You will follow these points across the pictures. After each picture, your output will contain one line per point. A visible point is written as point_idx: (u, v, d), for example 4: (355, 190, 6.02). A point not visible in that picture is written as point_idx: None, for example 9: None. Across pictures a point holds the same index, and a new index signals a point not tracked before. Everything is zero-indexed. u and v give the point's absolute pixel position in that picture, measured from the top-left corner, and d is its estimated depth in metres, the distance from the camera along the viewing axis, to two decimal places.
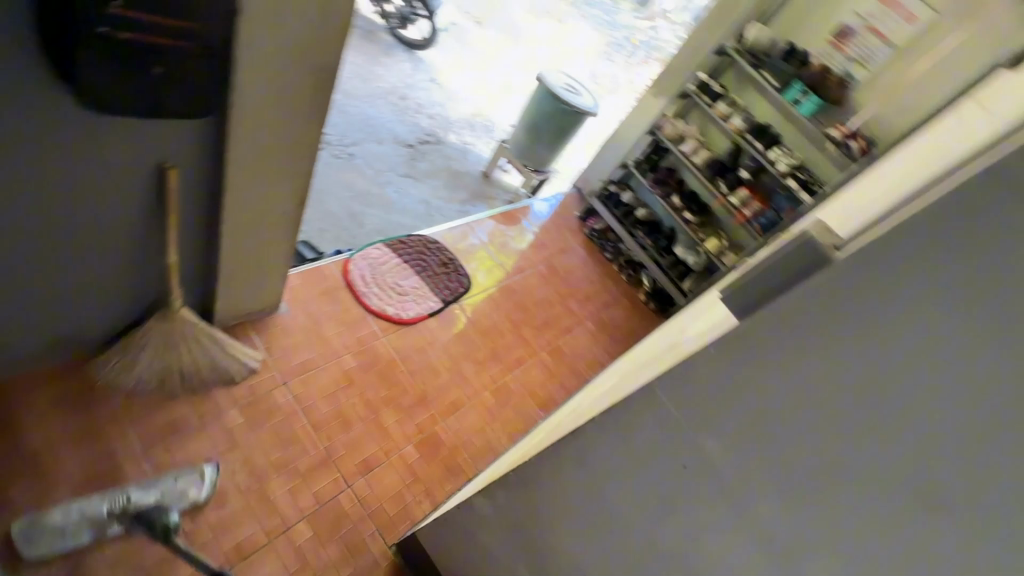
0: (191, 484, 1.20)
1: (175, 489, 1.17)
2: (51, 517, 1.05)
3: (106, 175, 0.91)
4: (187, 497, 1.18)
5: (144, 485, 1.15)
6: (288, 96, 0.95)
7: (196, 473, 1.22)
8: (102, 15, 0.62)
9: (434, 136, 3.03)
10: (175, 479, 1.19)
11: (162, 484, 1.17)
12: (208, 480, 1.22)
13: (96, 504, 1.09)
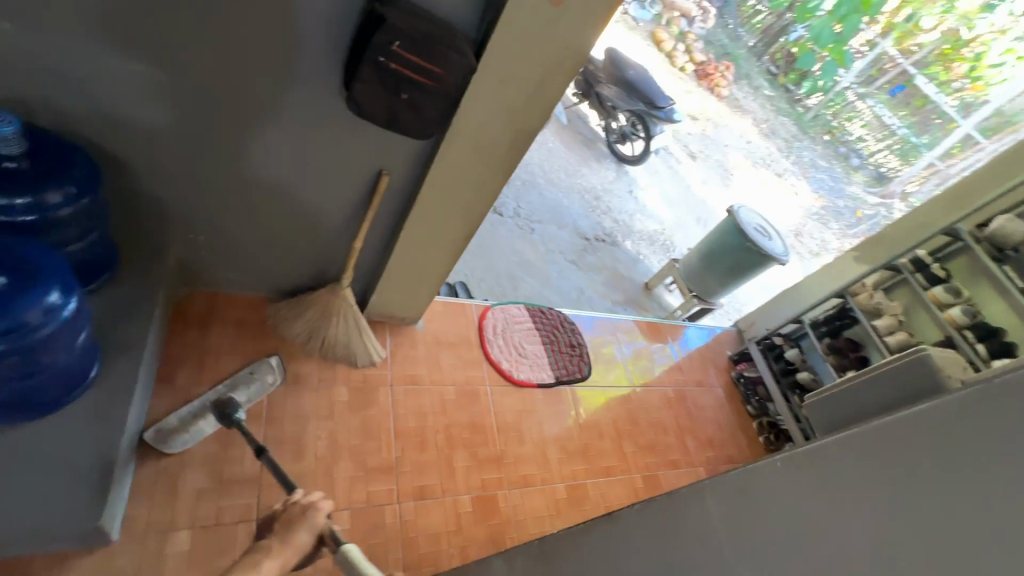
0: (265, 371, 1.41)
1: (254, 377, 1.38)
2: (170, 425, 1.22)
3: (344, 167, 1.19)
4: (267, 383, 1.40)
5: (230, 383, 1.35)
6: (488, 145, 1.14)
7: (268, 365, 1.42)
8: (385, 50, 0.87)
9: (611, 236, 3.19)
10: (250, 372, 1.39)
11: (246, 379, 1.37)
12: (277, 366, 1.43)
13: (197, 404, 1.27)
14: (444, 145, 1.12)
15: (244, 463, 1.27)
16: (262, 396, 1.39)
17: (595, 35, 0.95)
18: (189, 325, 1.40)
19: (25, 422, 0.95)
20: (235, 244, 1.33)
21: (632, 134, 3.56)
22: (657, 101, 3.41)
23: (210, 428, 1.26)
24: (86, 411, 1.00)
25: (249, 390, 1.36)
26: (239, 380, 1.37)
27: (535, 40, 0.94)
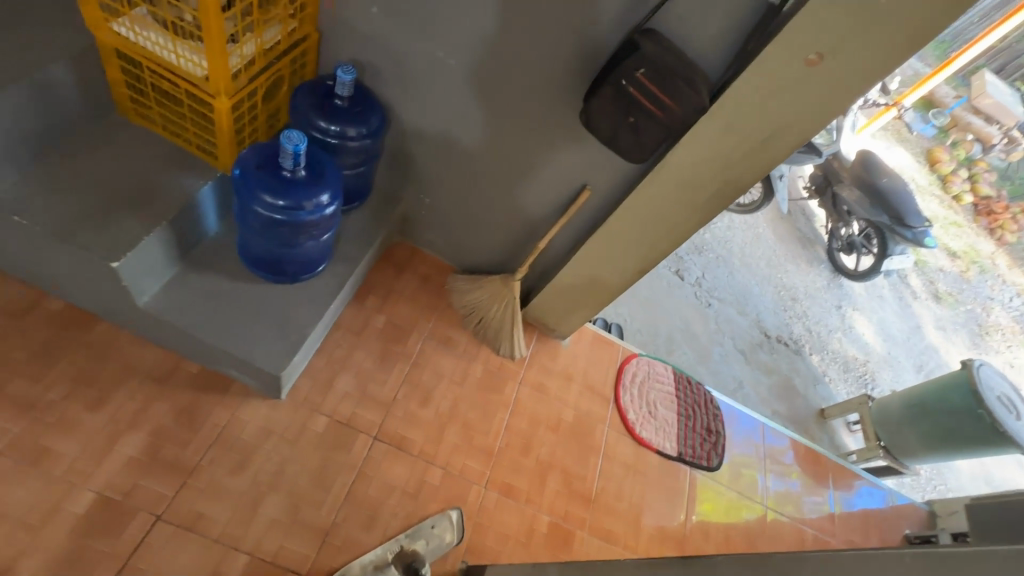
0: (444, 529, 1.37)
1: (434, 533, 1.35)
2: (356, 572, 1.23)
3: (555, 172, 1.32)
4: (445, 543, 1.36)
5: (412, 535, 1.32)
6: (693, 187, 1.16)
7: (446, 520, 1.38)
8: (631, 76, 0.97)
9: (796, 343, 2.83)
10: (433, 525, 1.35)
11: (426, 534, 1.34)
12: (455, 526, 1.38)
13: (379, 553, 1.27)
14: (650, 174, 1.18)
15: (384, 388, 1.48)
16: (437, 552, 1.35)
17: (846, 100, 0.91)
18: (389, 265, 1.68)
19: (271, 283, 1.26)
20: (447, 213, 1.57)
21: (862, 247, 3.17)
22: (907, 219, 2.93)
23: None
24: (306, 292, 1.29)
25: (426, 549, 1.32)
26: (420, 532, 1.33)
27: (777, 93, 0.94)
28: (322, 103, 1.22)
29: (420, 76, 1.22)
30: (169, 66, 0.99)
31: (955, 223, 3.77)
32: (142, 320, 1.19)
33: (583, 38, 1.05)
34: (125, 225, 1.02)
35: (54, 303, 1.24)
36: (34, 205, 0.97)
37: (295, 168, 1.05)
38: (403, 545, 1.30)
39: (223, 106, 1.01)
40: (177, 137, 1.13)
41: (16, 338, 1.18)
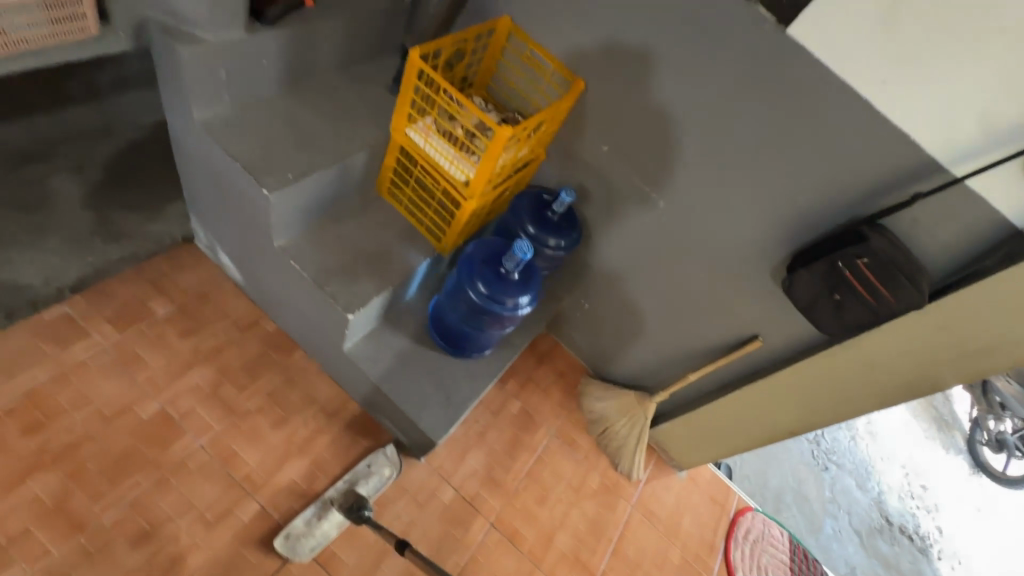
0: (382, 464, 1.32)
1: (372, 471, 1.30)
2: (298, 525, 1.20)
3: (729, 316, 1.36)
4: (385, 477, 1.30)
5: (350, 479, 1.29)
6: (881, 370, 1.14)
7: (381, 455, 1.33)
8: (849, 259, 1.01)
9: (923, 541, 2.49)
10: (368, 465, 1.31)
11: (363, 473, 1.30)
12: (393, 459, 1.33)
13: (318, 503, 1.24)
14: (834, 344, 1.18)
15: (507, 475, 1.52)
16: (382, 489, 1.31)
17: None
18: (531, 354, 1.77)
19: (447, 354, 1.39)
20: (602, 322, 1.64)
21: None
22: None
23: (333, 531, 1.22)
24: (471, 369, 1.40)
25: (363, 488, 1.27)
26: (357, 474, 1.30)
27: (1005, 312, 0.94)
28: (537, 211, 1.36)
29: (625, 208, 1.35)
30: (440, 168, 1.20)
31: None
32: (335, 360, 1.35)
33: (802, 213, 1.11)
34: (363, 285, 1.20)
35: (269, 325, 1.45)
36: (306, 255, 1.19)
37: (513, 270, 1.17)
38: (341, 490, 1.26)
39: (468, 208, 1.19)
40: (415, 218, 1.33)
41: (236, 348, 1.38)
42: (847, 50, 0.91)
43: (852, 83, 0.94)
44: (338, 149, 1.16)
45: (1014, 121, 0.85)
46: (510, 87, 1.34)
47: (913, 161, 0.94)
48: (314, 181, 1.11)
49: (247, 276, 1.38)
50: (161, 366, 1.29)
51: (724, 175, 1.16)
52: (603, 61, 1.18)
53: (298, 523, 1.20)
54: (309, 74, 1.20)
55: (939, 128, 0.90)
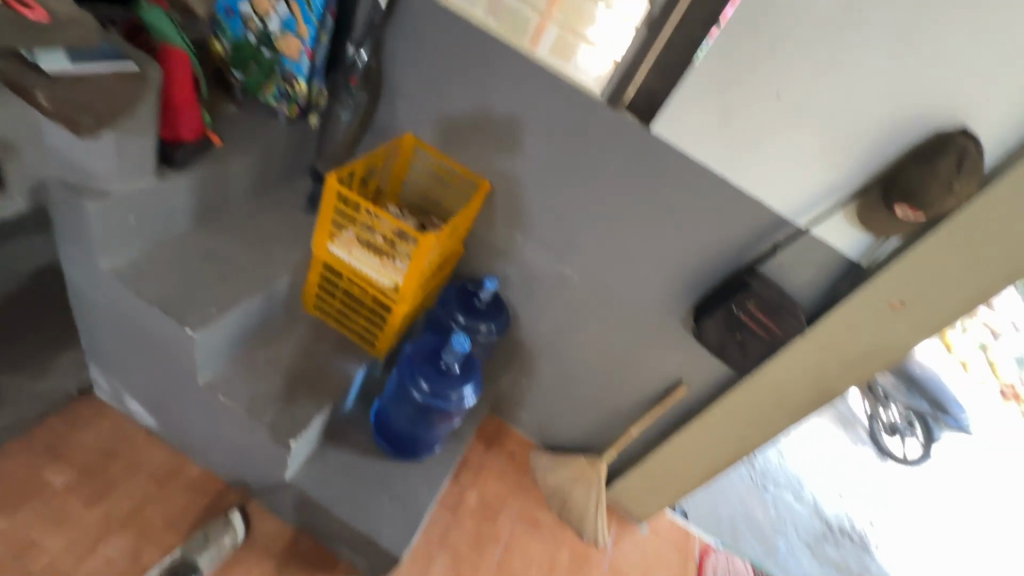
0: (222, 531, 1.21)
1: (208, 540, 1.18)
2: None
3: (655, 368, 1.49)
4: (223, 546, 1.20)
5: (181, 551, 1.16)
6: (788, 392, 1.30)
7: (221, 521, 1.22)
8: (741, 303, 1.19)
9: (860, 537, 2.70)
10: (205, 533, 1.20)
11: (198, 543, 1.18)
12: (234, 524, 1.23)
13: None
14: (745, 379, 1.34)
15: (477, 574, 1.46)
16: (217, 559, 1.20)
17: (927, 335, 1.10)
18: (480, 439, 1.76)
19: (396, 460, 1.36)
20: (542, 394, 1.70)
21: (906, 432, 3.18)
22: (948, 407, 3.04)
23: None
24: (425, 470, 1.37)
25: (201, 560, 1.16)
26: (190, 544, 1.17)
27: (866, 328, 1.14)
28: (465, 302, 1.43)
29: (544, 286, 1.47)
30: (365, 278, 1.24)
31: None
32: (278, 492, 1.26)
33: (694, 270, 1.29)
34: (302, 407, 1.17)
35: (194, 469, 1.32)
36: (236, 387, 1.14)
37: (452, 363, 1.21)
38: (165, 564, 1.13)
39: (402, 310, 1.22)
40: (345, 328, 1.33)
41: (157, 505, 1.24)
42: (697, 140, 1.12)
43: (706, 164, 1.14)
44: (262, 274, 1.16)
45: (832, 183, 1.07)
46: (422, 192, 1.44)
47: (767, 219, 1.16)
48: (242, 310, 1.10)
49: (165, 419, 1.27)
50: (64, 545, 1.14)
51: (624, 247, 1.32)
52: (502, 164, 1.33)
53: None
54: (222, 206, 1.21)
55: (779, 192, 1.12)
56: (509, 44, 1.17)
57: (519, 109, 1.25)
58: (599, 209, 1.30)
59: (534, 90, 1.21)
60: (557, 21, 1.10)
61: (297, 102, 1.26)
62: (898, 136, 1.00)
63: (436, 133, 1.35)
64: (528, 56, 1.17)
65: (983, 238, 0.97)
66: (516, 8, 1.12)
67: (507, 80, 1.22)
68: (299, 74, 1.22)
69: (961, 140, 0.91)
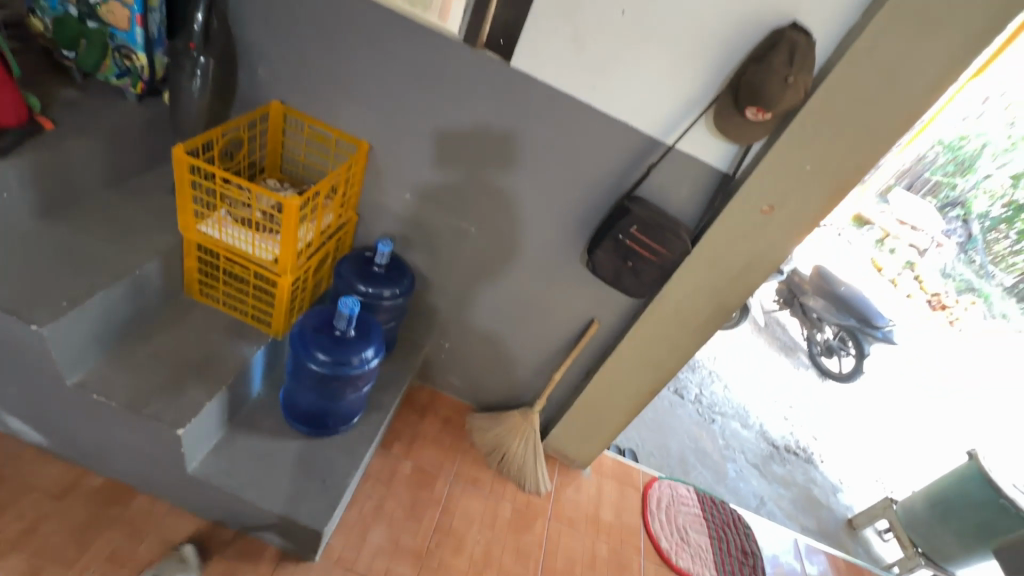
0: (173, 567, 1.17)
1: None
2: None
3: (566, 311, 1.50)
4: None
5: None
6: (688, 312, 1.33)
7: (175, 557, 1.18)
8: (625, 231, 1.20)
9: (806, 452, 2.82)
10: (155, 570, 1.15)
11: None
12: (188, 560, 1.19)
13: None
14: (648, 307, 1.36)
15: (416, 539, 1.45)
16: None
17: (798, 235, 1.15)
18: (412, 410, 1.75)
19: (312, 438, 1.33)
20: (466, 356, 1.70)
21: (841, 351, 3.25)
22: (874, 320, 3.06)
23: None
24: (343, 443, 1.35)
25: None
26: None
27: (744, 237, 1.17)
28: (363, 270, 1.39)
29: (444, 244, 1.45)
30: (244, 254, 1.19)
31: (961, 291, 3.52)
32: (184, 488, 1.21)
33: (582, 205, 1.29)
34: (190, 395, 1.11)
35: (95, 480, 1.26)
36: (114, 383, 1.07)
37: (347, 328, 1.18)
38: None
39: (287, 281, 1.18)
40: (236, 310, 1.28)
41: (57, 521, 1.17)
42: (557, 70, 1.12)
43: (571, 94, 1.14)
44: (124, 262, 1.10)
45: (688, 97, 1.09)
46: (302, 163, 1.39)
47: (638, 142, 1.17)
48: (104, 301, 1.04)
49: (51, 433, 1.20)
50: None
51: (511, 192, 1.32)
52: (375, 121, 1.29)
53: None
54: (71, 198, 1.13)
55: (643, 113, 1.12)
56: (418, 19, 1.12)
57: (381, 61, 1.20)
58: (481, 156, 1.28)
59: (392, 38, 1.17)
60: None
61: (141, 77, 1.18)
62: (740, 40, 1.01)
63: (302, 97, 1.29)
64: (440, 31, 1.12)
65: (829, 129, 1.01)
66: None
67: (363, 30, 1.17)
68: (134, 45, 1.13)
69: (790, 34, 0.93)
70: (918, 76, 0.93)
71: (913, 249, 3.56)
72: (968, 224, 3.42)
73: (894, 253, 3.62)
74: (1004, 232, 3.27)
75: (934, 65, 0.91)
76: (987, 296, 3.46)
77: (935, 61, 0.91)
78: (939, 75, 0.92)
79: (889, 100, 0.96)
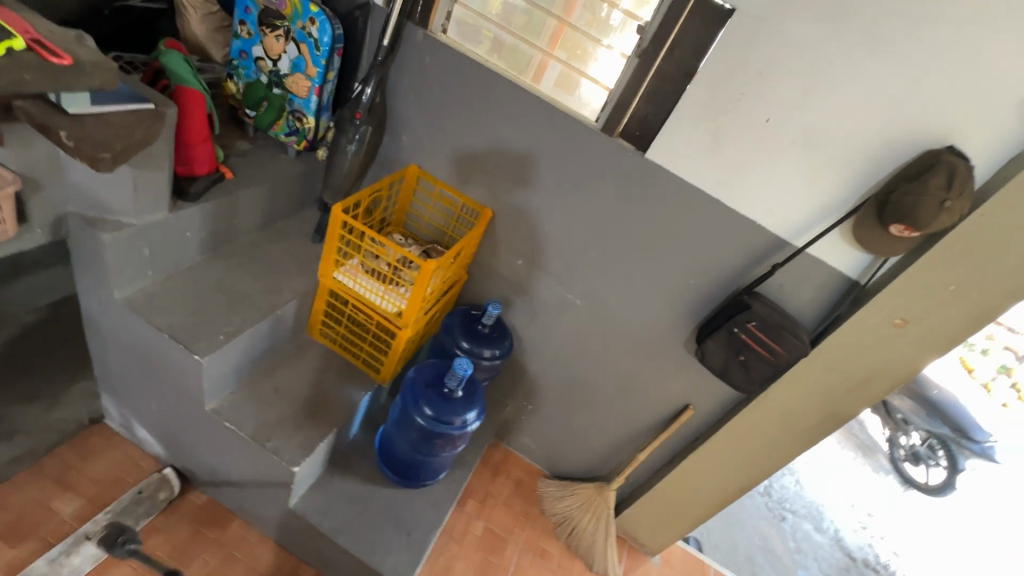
0: None
1: None
2: None
3: (660, 392, 1.47)
4: None
5: None
6: (796, 413, 1.28)
7: None
8: (741, 324, 1.18)
9: (886, 571, 2.55)
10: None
11: None
12: None
13: None
14: (751, 403, 1.32)
15: None
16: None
17: (931, 354, 1.09)
18: (485, 467, 1.74)
19: (400, 487, 1.36)
20: (546, 420, 1.69)
21: (929, 460, 2.95)
22: (971, 432, 2.76)
23: (87, 565, 1.15)
24: (428, 498, 1.36)
25: None
26: None
27: (871, 347, 1.13)
28: (468, 327, 1.44)
29: (546, 311, 1.48)
30: (370, 304, 1.26)
31: None
32: (281, 519, 1.25)
33: (695, 291, 1.29)
34: (306, 433, 1.17)
35: (200, 497, 1.33)
36: (242, 413, 1.15)
37: (456, 388, 1.22)
38: None
39: (406, 335, 1.25)
40: (350, 353, 1.36)
41: (129, 506, 1.22)
42: (691, 164, 1.16)
43: (701, 188, 1.17)
44: (270, 302, 1.20)
45: (824, 203, 1.09)
46: (425, 222, 1.49)
47: (764, 240, 1.17)
48: (249, 336, 1.13)
49: (172, 448, 1.29)
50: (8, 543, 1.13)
51: (623, 271, 1.34)
52: (501, 191, 1.37)
53: (41, 564, 1.10)
54: (231, 236, 1.26)
55: (773, 213, 1.14)
56: (513, 79, 1.23)
57: (518, 137, 1.29)
58: (597, 232, 1.32)
59: (529, 119, 1.25)
60: (559, 57, 1.18)
61: (306, 136, 1.31)
62: (887, 156, 1.02)
63: (437, 164, 1.40)
64: (531, 91, 1.23)
65: (979, 251, 0.98)
66: (516, 47, 1.22)
67: (504, 109, 1.26)
68: (308, 109, 1.27)
69: (948, 158, 0.93)
70: None
71: (1009, 352, 3.15)
72: None
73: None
74: None
75: None
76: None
77: None
78: None
79: None
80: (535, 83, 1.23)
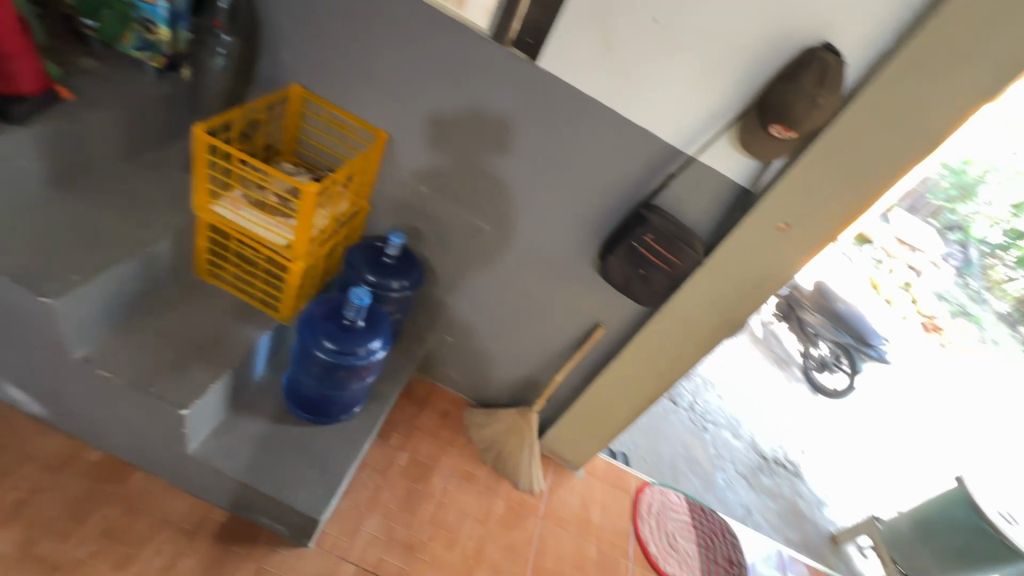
0: None
1: None
2: None
3: (572, 314, 1.50)
4: None
5: None
6: (696, 322, 1.33)
7: None
8: (639, 238, 1.20)
9: (794, 465, 2.81)
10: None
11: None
12: None
13: None
14: (655, 316, 1.36)
15: (409, 530, 1.46)
16: None
17: (811, 255, 1.15)
18: (410, 402, 1.74)
19: (313, 424, 1.33)
20: (467, 351, 1.69)
21: (834, 366, 3.18)
22: (869, 338, 3.05)
23: None
24: (343, 432, 1.35)
25: None
26: None
27: (758, 252, 1.17)
28: (373, 260, 1.38)
29: (455, 239, 1.44)
30: (256, 238, 1.18)
31: (976, 321, 3.31)
32: (183, 466, 1.20)
33: (597, 209, 1.29)
34: (195, 375, 1.10)
35: (93, 454, 1.26)
36: (118, 359, 1.07)
37: (356, 318, 1.19)
38: None
39: (299, 269, 1.18)
40: (244, 293, 1.28)
41: (67, 532, 1.14)
42: (585, 72, 1.11)
43: (596, 98, 1.14)
44: (137, 238, 1.09)
45: (713, 109, 1.09)
46: (319, 149, 1.38)
47: (659, 151, 1.17)
48: (114, 276, 1.03)
49: (51, 405, 1.19)
50: None
51: (527, 191, 1.31)
52: (394, 110, 1.27)
53: None
54: (84, 168, 1.12)
55: (666, 122, 1.12)
56: None
57: (406, 48, 1.19)
58: (496, 151, 1.27)
59: (416, 27, 1.16)
60: None
61: (162, 51, 1.17)
62: (769, 55, 1.01)
63: (323, 83, 1.28)
64: (460, 21, 1.12)
65: (851, 149, 1.01)
66: None
67: (387, 16, 1.16)
68: (157, 19, 1.12)
69: (823, 54, 0.93)
70: (944, 104, 0.93)
71: (911, 270, 3.32)
72: (966, 248, 3.20)
73: (892, 274, 3.37)
74: (1000, 258, 3.07)
75: (957, 96, 0.91)
76: (979, 320, 3.30)
77: (958, 92, 0.91)
78: (963, 106, 0.92)
79: (914, 126, 0.96)
80: (461, 11, 1.11)
